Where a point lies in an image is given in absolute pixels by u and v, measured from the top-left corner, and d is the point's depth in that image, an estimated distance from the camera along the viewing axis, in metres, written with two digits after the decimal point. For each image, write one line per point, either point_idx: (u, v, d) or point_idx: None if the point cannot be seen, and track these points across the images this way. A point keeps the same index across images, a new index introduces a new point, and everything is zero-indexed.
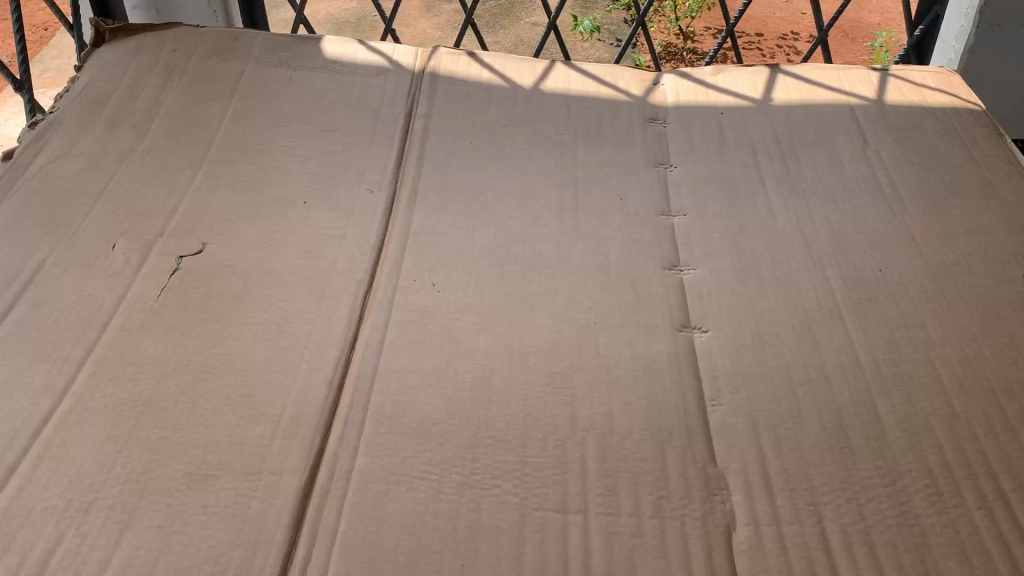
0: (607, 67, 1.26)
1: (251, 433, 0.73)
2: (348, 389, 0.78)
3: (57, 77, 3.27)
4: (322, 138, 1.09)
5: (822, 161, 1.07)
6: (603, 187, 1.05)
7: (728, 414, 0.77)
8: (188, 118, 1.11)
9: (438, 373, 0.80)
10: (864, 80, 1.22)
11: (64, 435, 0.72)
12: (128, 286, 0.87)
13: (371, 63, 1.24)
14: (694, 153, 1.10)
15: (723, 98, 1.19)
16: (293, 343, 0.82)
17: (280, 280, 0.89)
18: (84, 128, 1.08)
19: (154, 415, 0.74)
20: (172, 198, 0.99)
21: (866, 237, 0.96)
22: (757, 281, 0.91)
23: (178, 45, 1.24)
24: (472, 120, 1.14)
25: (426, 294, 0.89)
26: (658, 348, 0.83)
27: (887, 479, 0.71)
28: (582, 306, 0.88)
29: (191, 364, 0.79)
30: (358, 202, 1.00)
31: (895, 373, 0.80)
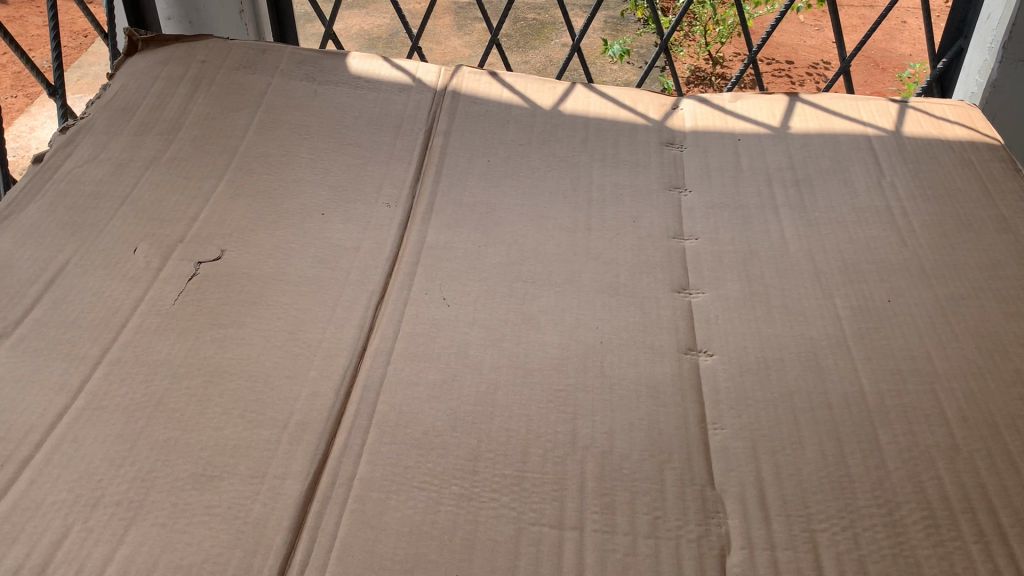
0: (627, 90, 1.28)
1: (257, 438, 0.74)
2: (353, 399, 0.79)
3: (94, 82, 3.35)
4: (343, 152, 1.12)
5: (836, 190, 1.08)
6: (617, 209, 1.06)
7: (729, 437, 0.77)
8: (214, 128, 1.13)
9: (443, 385, 0.81)
10: (883, 111, 1.22)
11: (78, 430, 0.74)
12: (147, 289, 0.89)
13: (395, 79, 1.26)
14: (709, 178, 1.11)
15: (741, 125, 1.20)
16: (304, 351, 0.84)
17: (294, 289, 0.91)
18: (112, 134, 1.11)
19: (164, 415, 0.76)
20: (194, 205, 1.01)
21: (877, 267, 0.96)
22: (766, 307, 0.91)
23: (207, 55, 1.26)
24: (490, 139, 1.16)
25: (435, 308, 0.90)
26: (663, 369, 0.84)
27: (884, 509, 0.71)
28: (589, 325, 0.89)
29: (204, 368, 0.81)
30: (375, 216, 1.02)
31: (898, 404, 0.80)
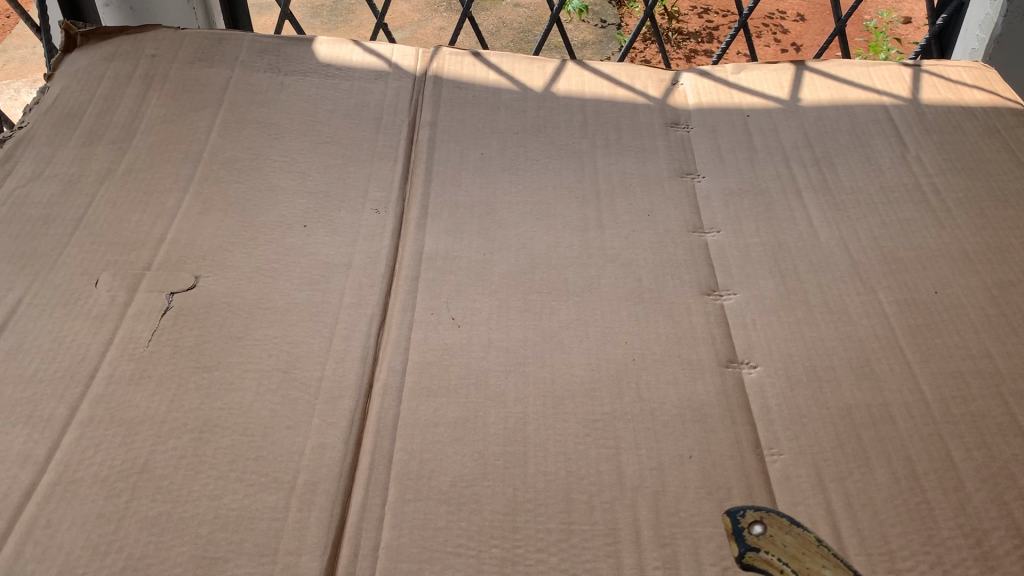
0: (621, 66, 1.18)
1: (262, 506, 0.65)
2: (366, 448, 0.70)
3: (22, 68, 3.13)
4: (320, 152, 1.00)
5: (860, 168, 1.00)
6: (628, 201, 0.97)
7: (790, 465, 0.70)
8: (172, 132, 1.01)
9: (466, 424, 0.72)
10: (896, 77, 1.14)
11: (51, 513, 0.64)
12: (115, 330, 0.78)
13: (369, 65, 1.15)
14: (722, 161, 1.02)
15: (748, 99, 1.12)
16: (303, 393, 0.74)
17: (283, 318, 0.81)
18: (56, 146, 0.98)
19: (151, 486, 0.66)
20: (159, 225, 0.90)
21: (916, 254, 0.89)
22: (805, 307, 0.83)
23: (157, 48, 1.14)
24: (481, 129, 1.05)
25: (445, 331, 0.81)
26: (706, 388, 0.76)
27: (972, 539, 0.64)
28: (618, 340, 0.80)
29: (190, 423, 0.71)
30: (364, 225, 0.92)
31: (966, 413, 0.73)
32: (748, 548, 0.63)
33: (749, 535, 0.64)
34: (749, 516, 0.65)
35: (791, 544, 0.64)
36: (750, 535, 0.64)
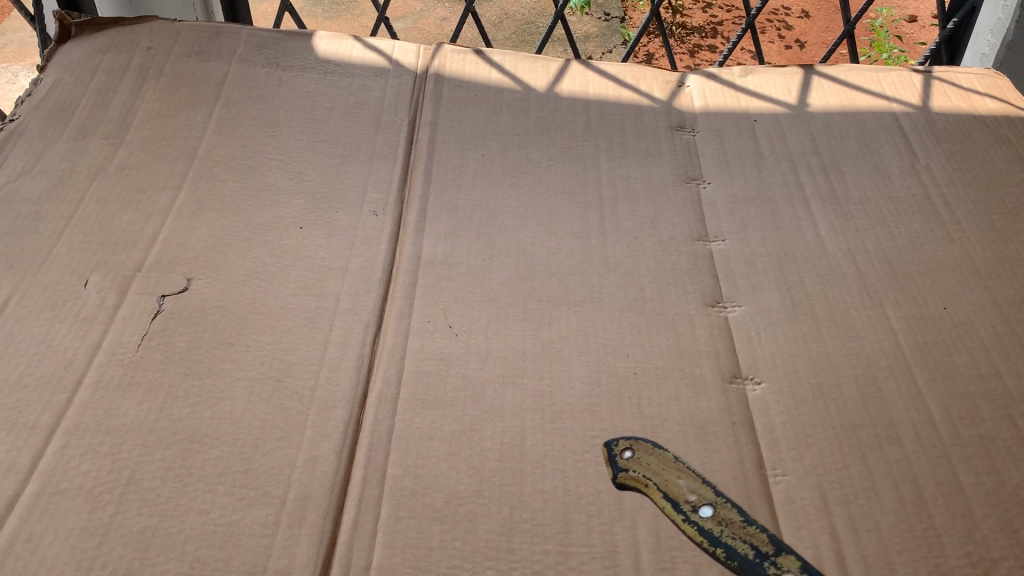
0: (626, 66, 1.16)
1: (252, 522, 0.63)
2: (359, 462, 0.68)
3: (20, 51, 3.09)
4: (317, 151, 0.98)
5: (868, 177, 0.98)
6: (632, 207, 0.95)
7: (793, 487, 0.68)
8: (166, 128, 0.99)
9: (462, 438, 0.70)
10: (906, 83, 1.12)
11: (33, 526, 0.62)
12: (104, 333, 0.76)
13: (369, 61, 1.12)
14: (728, 167, 1.00)
15: (755, 103, 1.09)
16: (295, 403, 0.72)
17: (276, 324, 0.79)
18: (47, 140, 0.96)
19: (137, 498, 0.64)
20: (151, 224, 0.87)
21: (925, 267, 0.87)
22: (811, 322, 0.82)
23: (153, 40, 1.11)
24: (483, 129, 1.03)
25: (442, 339, 0.79)
26: (709, 404, 0.74)
27: (979, 568, 0.62)
28: (619, 353, 0.78)
29: (179, 432, 0.69)
30: (361, 228, 0.90)
31: (975, 435, 0.72)
32: (619, 470, 0.68)
33: (618, 459, 0.68)
34: (622, 443, 0.70)
35: (658, 459, 0.69)
36: (620, 459, 0.68)
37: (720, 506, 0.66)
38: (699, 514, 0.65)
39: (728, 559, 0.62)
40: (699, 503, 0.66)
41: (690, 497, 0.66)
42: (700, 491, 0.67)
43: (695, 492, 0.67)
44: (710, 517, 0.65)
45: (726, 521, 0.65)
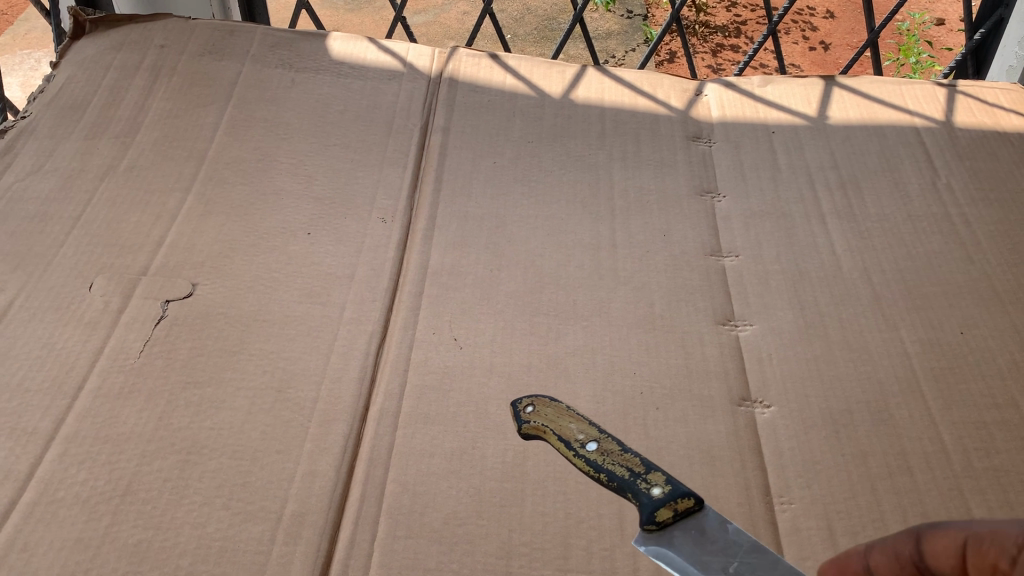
0: (644, 73, 1.14)
1: (247, 537, 0.63)
2: (358, 478, 0.67)
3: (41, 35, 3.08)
4: (328, 155, 0.97)
5: (887, 194, 0.96)
6: (644, 219, 0.93)
7: (800, 516, 0.67)
8: (177, 128, 0.98)
9: (463, 456, 0.69)
10: (929, 97, 1.09)
11: (28, 536, 0.62)
12: (106, 338, 0.76)
13: (383, 64, 1.11)
14: (744, 180, 0.99)
15: (774, 114, 1.08)
16: (296, 415, 0.71)
17: (280, 332, 0.78)
18: (58, 138, 0.95)
19: (133, 509, 0.63)
20: (158, 227, 0.87)
21: (942, 290, 0.85)
22: (824, 343, 0.80)
23: (167, 39, 1.11)
24: (495, 136, 1.02)
25: (446, 352, 0.78)
26: (716, 428, 0.73)
27: None
28: (626, 371, 0.77)
29: (178, 442, 0.68)
30: (369, 235, 0.89)
31: (988, 467, 0.70)
32: (523, 422, 0.70)
33: (522, 414, 0.71)
34: (525, 400, 0.72)
35: (554, 408, 0.70)
36: (523, 413, 0.71)
37: (605, 440, 0.67)
38: (584, 448, 0.66)
39: (607, 481, 0.64)
40: (585, 439, 0.67)
41: (579, 435, 0.67)
42: (588, 429, 0.68)
43: (583, 430, 0.68)
44: (594, 450, 0.66)
45: (609, 452, 0.66)
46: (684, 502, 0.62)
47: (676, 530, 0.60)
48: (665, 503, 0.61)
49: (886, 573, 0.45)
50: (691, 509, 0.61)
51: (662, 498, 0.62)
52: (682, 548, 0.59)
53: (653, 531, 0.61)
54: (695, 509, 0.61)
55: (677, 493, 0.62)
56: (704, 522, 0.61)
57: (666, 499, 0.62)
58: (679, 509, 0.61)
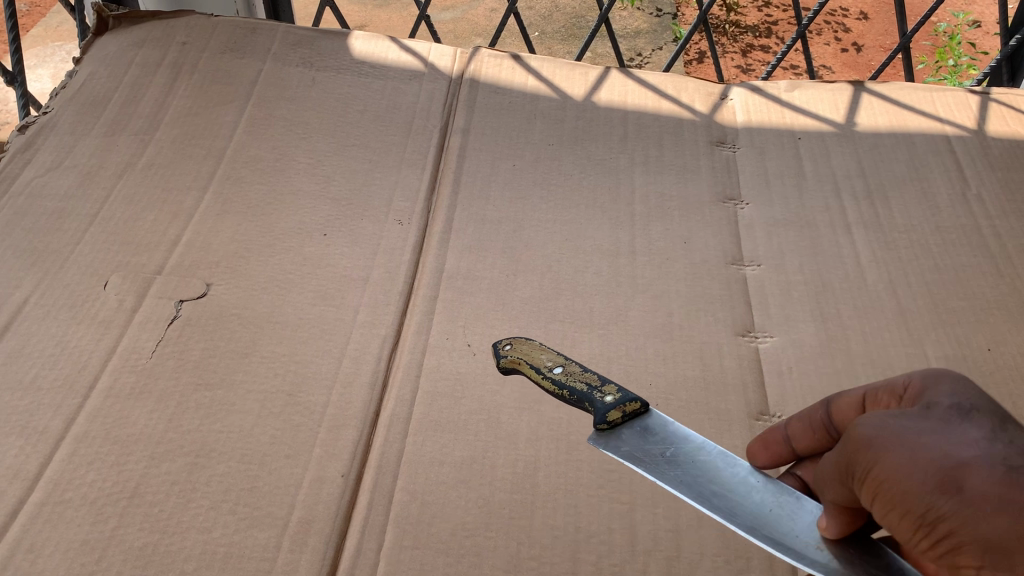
0: (668, 76, 1.12)
1: (253, 544, 0.62)
2: (366, 486, 0.67)
3: None
4: (347, 155, 0.97)
5: (915, 204, 0.94)
6: (665, 225, 0.92)
7: None
8: (196, 126, 0.98)
9: (473, 466, 0.68)
10: (961, 104, 1.07)
11: (35, 537, 0.61)
12: (119, 337, 0.75)
13: (404, 64, 1.10)
14: (768, 187, 0.97)
15: (800, 120, 1.05)
16: (306, 420, 0.71)
17: (292, 334, 0.77)
18: (78, 134, 0.96)
19: (139, 512, 0.63)
20: (175, 225, 0.87)
21: (970, 305, 0.83)
22: (846, 357, 0.78)
23: (189, 36, 1.10)
24: (515, 139, 1.01)
25: (460, 358, 0.77)
26: (733, 442, 0.71)
27: None
28: (642, 382, 0.76)
29: (187, 445, 0.68)
30: (385, 237, 0.88)
31: None
32: (502, 357, 0.73)
33: (501, 350, 0.74)
34: (504, 340, 0.75)
35: (529, 344, 0.73)
36: (502, 350, 0.74)
37: (569, 365, 0.70)
38: (551, 371, 0.69)
39: (568, 396, 0.68)
40: (552, 365, 0.70)
41: (548, 362, 0.70)
42: (557, 358, 0.71)
43: (551, 357, 0.71)
44: (559, 373, 0.69)
45: (572, 374, 0.69)
46: (636, 406, 0.65)
47: (625, 430, 0.64)
48: (616, 406, 0.65)
49: (800, 433, 0.60)
50: (638, 411, 0.65)
51: (613, 402, 0.65)
52: (630, 443, 0.62)
53: (605, 431, 0.64)
54: (642, 412, 0.65)
55: (626, 398, 0.65)
56: (650, 421, 0.64)
57: (617, 403, 0.65)
58: (628, 411, 0.64)
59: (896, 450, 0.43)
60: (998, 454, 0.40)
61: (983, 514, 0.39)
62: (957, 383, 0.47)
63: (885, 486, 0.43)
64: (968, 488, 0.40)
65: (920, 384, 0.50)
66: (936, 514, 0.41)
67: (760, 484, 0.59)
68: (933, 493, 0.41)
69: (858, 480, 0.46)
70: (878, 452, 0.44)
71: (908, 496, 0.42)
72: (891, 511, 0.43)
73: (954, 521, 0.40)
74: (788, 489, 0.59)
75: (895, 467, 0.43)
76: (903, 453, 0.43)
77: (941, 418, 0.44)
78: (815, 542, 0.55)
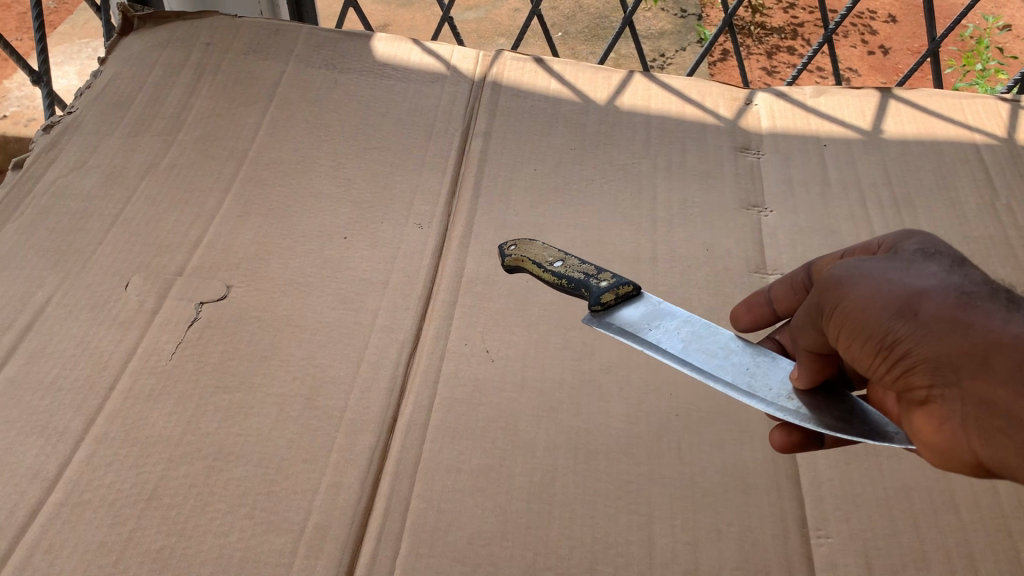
0: (692, 80, 1.11)
1: (269, 548, 0.62)
2: (383, 492, 0.66)
3: None
4: (369, 158, 0.97)
5: (942, 213, 0.92)
6: (687, 232, 0.91)
7: (838, 551, 0.64)
8: (219, 127, 0.98)
9: (490, 473, 0.68)
10: (990, 113, 1.05)
11: (53, 537, 0.62)
12: (140, 339, 0.76)
13: (426, 66, 1.10)
14: (793, 194, 0.96)
15: (826, 126, 1.04)
16: (324, 425, 0.71)
17: (311, 338, 0.77)
18: (102, 134, 0.96)
19: (156, 515, 0.63)
20: (196, 226, 0.87)
21: None
22: None
23: (213, 37, 1.11)
24: (537, 143, 1.00)
25: (479, 364, 0.76)
26: (753, 454, 0.70)
27: None
28: (661, 391, 0.75)
29: (204, 448, 0.68)
30: (405, 240, 0.88)
31: None
32: (508, 257, 0.84)
33: (506, 250, 0.84)
34: (511, 243, 0.85)
35: (531, 244, 0.84)
36: (509, 251, 0.84)
37: (568, 260, 0.80)
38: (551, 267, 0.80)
39: (567, 284, 0.78)
40: (554, 260, 0.80)
41: (549, 258, 0.81)
42: (559, 254, 0.81)
43: (552, 254, 0.81)
44: (558, 267, 0.80)
45: (569, 266, 0.79)
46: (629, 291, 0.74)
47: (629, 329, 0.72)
48: (610, 290, 0.74)
49: (783, 294, 0.68)
50: (630, 294, 0.74)
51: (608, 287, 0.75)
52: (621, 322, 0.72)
53: (599, 312, 0.74)
54: (634, 294, 0.74)
55: (619, 282, 0.75)
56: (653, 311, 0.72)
57: (610, 288, 0.74)
58: (620, 294, 0.74)
59: (863, 284, 0.54)
60: (950, 287, 0.51)
61: (935, 333, 0.50)
62: (922, 239, 0.58)
63: (851, 316, 0.54)
64: (923, 313, 0.51)
65: (891, 241, 0.60)
66: (893, 334, 0.52)
67: (743, 351, 0.67)
68: (893, 321, 0.52)
69: (827, 318, 0.56)
70: (844, 290, 0.55)
71: (873, 322, 0.53)
72: (851, 336, 0.54)
73: (907, 339, 0.51)
74: (770, 355, 0.67)
75: (860, 298, 0.53)
76: (871, 287, 0.53)
77: (907, 262, 0.55)
78: (787, 393, 0.63)
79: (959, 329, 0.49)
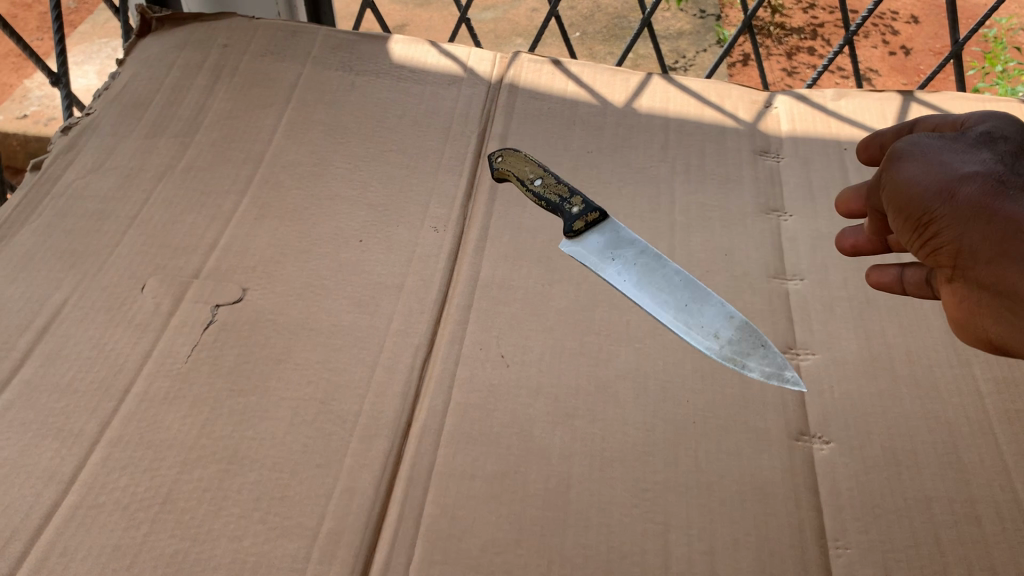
0: (711, 83, 1.10)
1: (283, 554, 0.62)
2: (397, 497, 0.66)
3: None
4: (385, 160, 0.96)
5: None
6: (705, 236, 0.90)
7: (857, 562, 0.63)
8: (236, 128, 0.98)
9: (505, 480, 0.67)
10: (1015, 116, 1.04)
11: (67, 540, 0.62)
12: (155, 341, 0.76)
13: (443, 69, 1.10)
14: (813, 198, 0.95)
15: (847, 129, 1.03)
16: (338, 429, 0.70)
17: (326, 342, 0.77)
18: (120, 136, 0.96)
19: (170, 519, 0.63)
20: (213, 228, 0.87)
21: None
22: (890, 377, 0.76)
23: (230, 39, 1.11)
24: (555, 146, 1.00)
25: (494, 369, 0.76)
26: (771, 463, 0.69)
27: None
28: (678, 398, 0.74)
29: (219, 452, 0.68)
30: (421, 243, 0.87)
31: None
32: (497, 169, 0.94)
33: (494, 163, 0.94)
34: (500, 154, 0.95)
35: (513, 158, 0.94)
36: (497, 163, 0.94)
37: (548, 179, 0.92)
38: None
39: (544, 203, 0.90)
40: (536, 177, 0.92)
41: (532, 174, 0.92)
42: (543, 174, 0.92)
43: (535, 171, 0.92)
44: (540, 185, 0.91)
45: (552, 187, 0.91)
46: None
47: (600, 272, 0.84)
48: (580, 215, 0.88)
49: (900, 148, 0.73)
50: (597, 220, 0.89)
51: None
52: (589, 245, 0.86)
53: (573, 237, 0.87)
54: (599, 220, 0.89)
55: (587, 210, 0.89)
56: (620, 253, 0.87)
57: (580, 215, 0.88)
58: (589, 221, 0.88)
59: (916, 168, 0.63)
60: (990, 177, 0.60)
61: (963, 218, 0.59)
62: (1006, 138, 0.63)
63: (899, 190, 0.64)
64: (960, 196, 0.60)
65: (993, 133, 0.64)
66: (931, 213, 0.61)
67: (684, 288, 0.83)
68: (935, 197, 0.61)
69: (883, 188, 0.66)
70: (896, 164, 0.65)
71: (917, 199, 0.62)
72: (897, 207, 0.64)
73: (943, 219, 0.60)
74: (703, 292, 0.83)
75: (908, 175, 0.63)
76: (916, 169, 0.63)
77: (972, 153, 0.62)
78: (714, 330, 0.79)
79: (984, 217, 0.58)
